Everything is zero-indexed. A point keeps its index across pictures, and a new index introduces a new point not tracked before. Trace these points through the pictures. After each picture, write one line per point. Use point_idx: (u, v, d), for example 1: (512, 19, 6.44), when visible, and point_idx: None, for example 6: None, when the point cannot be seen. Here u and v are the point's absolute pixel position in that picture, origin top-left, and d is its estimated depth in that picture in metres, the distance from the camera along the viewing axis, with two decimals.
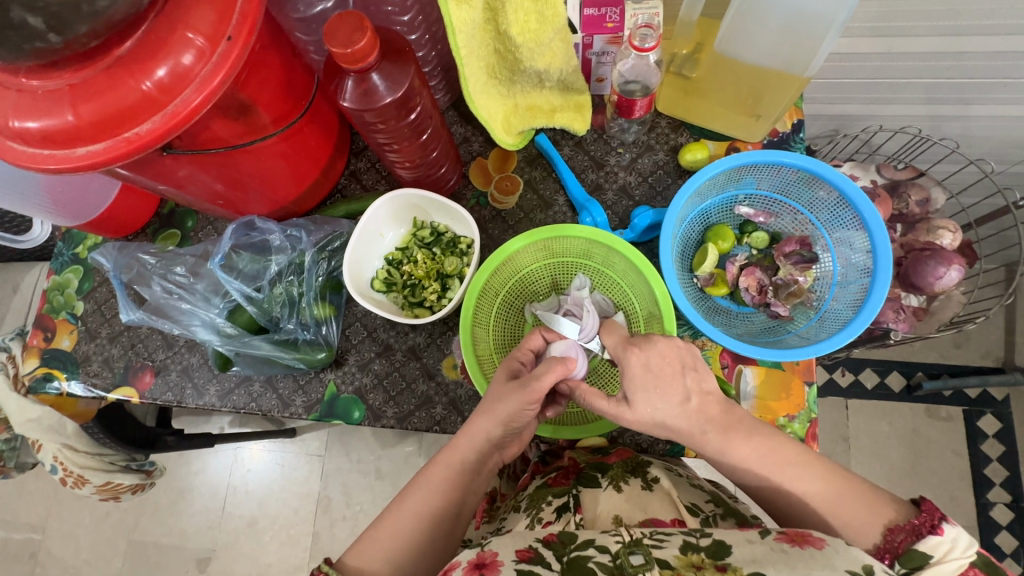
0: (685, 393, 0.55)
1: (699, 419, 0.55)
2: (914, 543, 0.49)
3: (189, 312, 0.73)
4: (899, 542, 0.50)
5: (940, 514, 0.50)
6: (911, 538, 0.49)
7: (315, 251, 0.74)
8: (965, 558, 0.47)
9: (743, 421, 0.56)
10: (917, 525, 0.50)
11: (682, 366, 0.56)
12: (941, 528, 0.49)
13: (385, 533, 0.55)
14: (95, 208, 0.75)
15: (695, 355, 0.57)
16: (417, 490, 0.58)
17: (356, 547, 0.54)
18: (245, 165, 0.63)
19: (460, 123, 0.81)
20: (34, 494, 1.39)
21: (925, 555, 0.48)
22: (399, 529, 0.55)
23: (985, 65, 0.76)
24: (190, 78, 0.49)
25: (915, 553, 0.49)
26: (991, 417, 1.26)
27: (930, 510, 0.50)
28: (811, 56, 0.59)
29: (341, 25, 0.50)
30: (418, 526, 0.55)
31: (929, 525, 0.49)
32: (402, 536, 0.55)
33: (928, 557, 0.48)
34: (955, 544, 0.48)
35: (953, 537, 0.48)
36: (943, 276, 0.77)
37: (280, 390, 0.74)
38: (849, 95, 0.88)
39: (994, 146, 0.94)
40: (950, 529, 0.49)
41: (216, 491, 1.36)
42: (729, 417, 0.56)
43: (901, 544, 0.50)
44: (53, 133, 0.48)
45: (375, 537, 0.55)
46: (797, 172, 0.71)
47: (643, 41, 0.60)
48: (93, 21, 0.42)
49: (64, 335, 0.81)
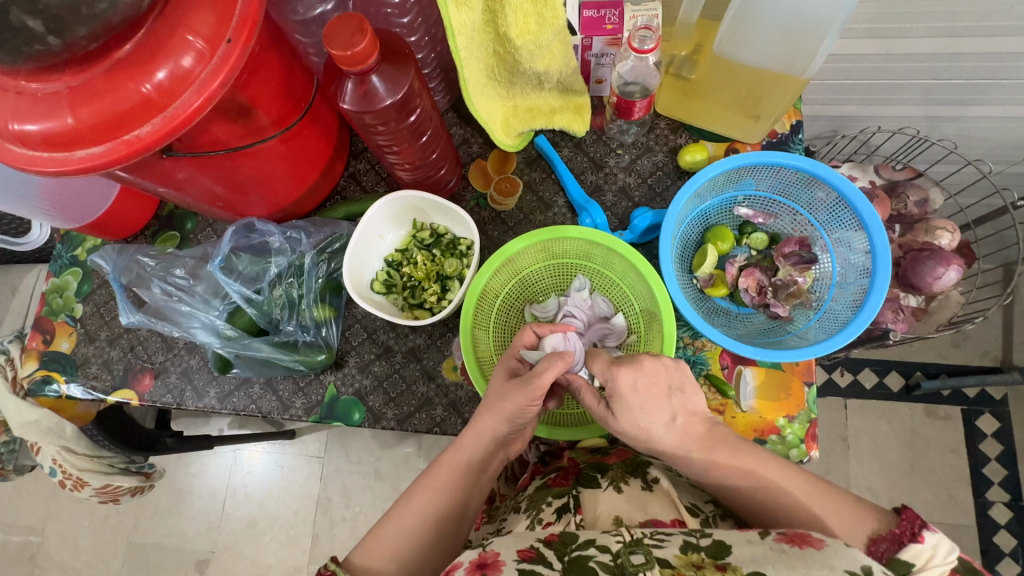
0: (671, 413, 0.57)
1: (685, 437, 0.57)
2: (896, 553, 0.49)
3: (188, 315, 0.73)
4: (882, 551, 0.50)
5: (919, 522, 0.50)
6: (894, 548, 0.49)
7: (315, 253, 0.74)
8: (947, 564, 0.47)
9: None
10: (898, 534, 0.50)
11: (669, 388, 0.57)
12: (921, 536, 0.49)
13: (390, 533, 0.55)
14: (94, 210, 0.75)
15: (682, 376, 0.58)
16: (421, 490, 0.57)
17: (363, 546, 0.54)
18: (244, 167, 0.63)
19: (459, 125, 0.81)
20: (32, 496, 1.38)
21: (908, 564, 0.48)
22: (403, 529, 0.55)
23: (983, 66, 0.76)
24: (190, 81, 0.49)
25: (898, 562, 0.49)
26: (989, 417, 1.26)
27: (909, 518, 0.50)
28: (810, 57, 0.59)
29: (341, 27, 0.50)
30: (425, 526, 0.55)
31: (909, 533, 0.50)
32: (408, 536, 0.55)
33: (911, 566, 0.48)
34: (937, 550, 0.48)
35: (934, 544, 0.48)
36: (941, 276, 0.77)
37: (280, 392, 0.74)
38: (847, 96, 0.88)
39: (992, 146, 0.94)
40: (931, 536, 0.49)
41: (215, 493, 1.36)
42: (711, 436, 0.57)
43: (885, 553, 0.50)
44: (52, 136, 0.48)
45: (380, 537, 0.55)
46: (796, 172, 0.71)
47: (642, 43, 0.60)
48: (92, 24, 0.42)
49: (63, 338, 0.81)
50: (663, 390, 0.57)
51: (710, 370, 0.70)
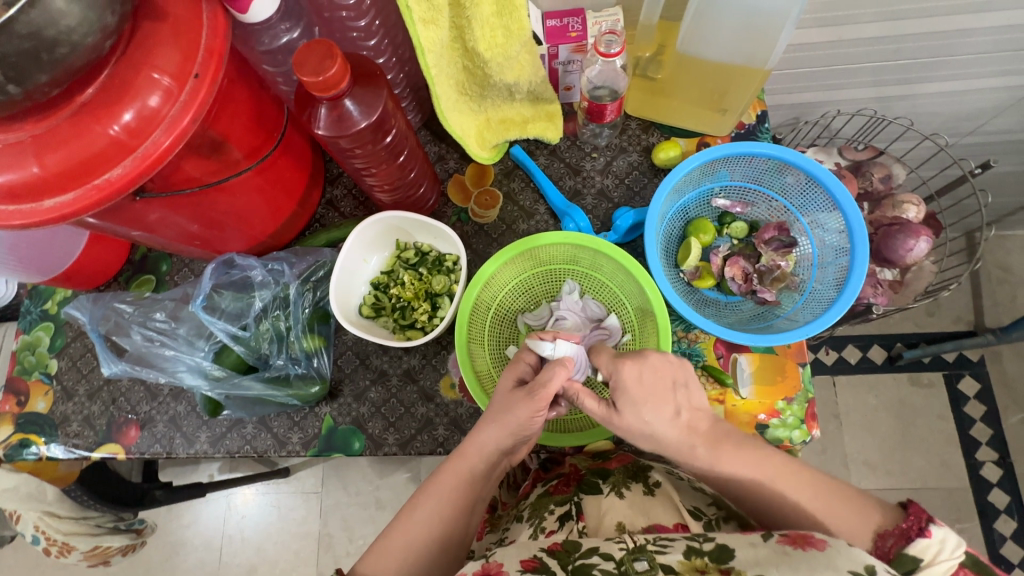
0: (676, 409, 0.57)
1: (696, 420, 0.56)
2: (903, 547, 0.50)
3: (173, 359, 0.70)
4: (889, 546, 0.50)
5: (926, 516, 0.50)
6: (900, 543, 0.50)
7: (299, 283, 0.72)
8: (954, 559, 0.48)
9: (730, 434, 0.58)
10: (905, 529, 0.50)
11: (673, 382, 0.58)
12: (928, 530, 0.49)
13: (395, 544, 0.54)
14: (63, 260, 0.72)
15: (686, 371, 0.59)
16: (427, 499, 0.57)
17: (368, 558, 0.54)
18: (220, 203, 0.62)
19: (434, 142, 0.81)
20: (13, 569, 1.31)
21: (915, 559, 0.49)
22: (409, 540, 0.54)
23: (928, 45, 0.80)
24: (158, 120, 0.48)
25: (905, 559, 0.49)
26: (970, 379, 1.30)
27: (917, 513, 0.51)
28: (770, 49, 0.62)
29: (311, 53, 0.50)
30: (431, 535, 0.55)
31: (916, 528, 0.50)
32: (413, 547, 0.54)
33: (918, 561, 0.48)
34: (943, 546, 0.48)
35: (941, 539, 0.48)
36: (912, 248, 0.81)
37: (275, 429, 0.72)
38: (804, 84, 0.91)
39: (945, 120, 0.98)
40: (937, 530, 0.49)
41: (209, 543, 1.31)
42: (717, 430, 0.58)
43: (891, 549, 0.50)
44: (16, 187, 0.46)
45: (386, 547, 0.54)
46: (767, 160, 0.73)
47: (608, 47, 0.61)
48: (54, 69, 0.41)
49: (39, 397, 0.77)
50: (659, 399, 0.57)
51: (706, 361, 0.70)
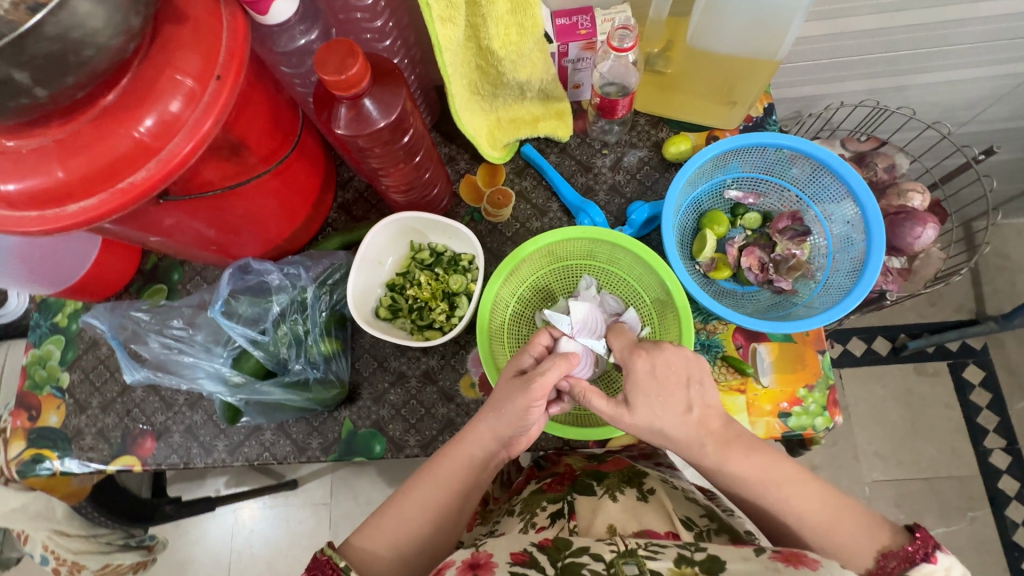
0: (696, 396, 0.56)
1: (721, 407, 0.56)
2: (907, 570, 0.50)
3: (192, 365, 0.69)
4: (892, 567, 0.50)
5: (933, 542, 0.50)
6: (905, 565, 0.50)
7: (316, 285, 0.71)
8: None
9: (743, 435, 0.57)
10: (911, 552, 0.50)
11: (687, 378, 0.57)
12: (935, 556, 0.49)
13: (388, 522, 0.55)
14: (76, 269, 0.71)
15: (702, 367, 0.57)
16: (423, 481, 0.57)
17: (362, 531, 0.54)
18: (238, 207, 0.62)
19: (444, 143, 0.82)
20: None
21: None
22: (406, 521, 0.55)
23: (927, 35, 0.81)
24: (181, 123, 0.47)
25: None
26: (975, 366, 1.31)
27: (924, 538, 0.51)
28: (779, 41, 0.62)
29: (331, 53, 0.50)
30: (425, 518, 0.55)
31: (922, 552, 0.50)
32: (405, 528, 0.54)
33: None
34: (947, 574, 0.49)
35: (945, 567, 0.49)
36: (920, 236, 0.81)
37: (294, 435, 0.72)
38: (805, 78, 0.92)
39: (945, 109, 1.00)
40: (943, 558, 0.49)
41: (218, 559, 1.29)
42: (729, 431, 0.57)
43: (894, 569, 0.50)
44: (38, 193, 0.45)
45: (377, 525, 0.54)
46: (778, 150, 0.73)
47: (621, 42, 0.62)
48: (80, 72, 0.41)
49: (51, 411, 0.76)
50: (679, 384, 0.56)
51: (726, 352, 0.70)
